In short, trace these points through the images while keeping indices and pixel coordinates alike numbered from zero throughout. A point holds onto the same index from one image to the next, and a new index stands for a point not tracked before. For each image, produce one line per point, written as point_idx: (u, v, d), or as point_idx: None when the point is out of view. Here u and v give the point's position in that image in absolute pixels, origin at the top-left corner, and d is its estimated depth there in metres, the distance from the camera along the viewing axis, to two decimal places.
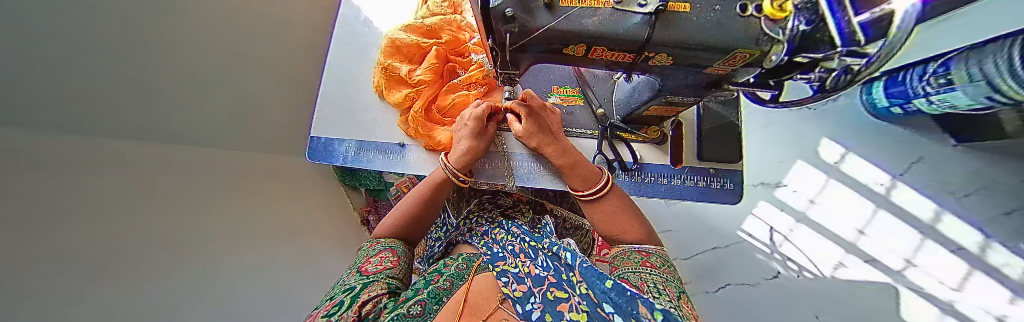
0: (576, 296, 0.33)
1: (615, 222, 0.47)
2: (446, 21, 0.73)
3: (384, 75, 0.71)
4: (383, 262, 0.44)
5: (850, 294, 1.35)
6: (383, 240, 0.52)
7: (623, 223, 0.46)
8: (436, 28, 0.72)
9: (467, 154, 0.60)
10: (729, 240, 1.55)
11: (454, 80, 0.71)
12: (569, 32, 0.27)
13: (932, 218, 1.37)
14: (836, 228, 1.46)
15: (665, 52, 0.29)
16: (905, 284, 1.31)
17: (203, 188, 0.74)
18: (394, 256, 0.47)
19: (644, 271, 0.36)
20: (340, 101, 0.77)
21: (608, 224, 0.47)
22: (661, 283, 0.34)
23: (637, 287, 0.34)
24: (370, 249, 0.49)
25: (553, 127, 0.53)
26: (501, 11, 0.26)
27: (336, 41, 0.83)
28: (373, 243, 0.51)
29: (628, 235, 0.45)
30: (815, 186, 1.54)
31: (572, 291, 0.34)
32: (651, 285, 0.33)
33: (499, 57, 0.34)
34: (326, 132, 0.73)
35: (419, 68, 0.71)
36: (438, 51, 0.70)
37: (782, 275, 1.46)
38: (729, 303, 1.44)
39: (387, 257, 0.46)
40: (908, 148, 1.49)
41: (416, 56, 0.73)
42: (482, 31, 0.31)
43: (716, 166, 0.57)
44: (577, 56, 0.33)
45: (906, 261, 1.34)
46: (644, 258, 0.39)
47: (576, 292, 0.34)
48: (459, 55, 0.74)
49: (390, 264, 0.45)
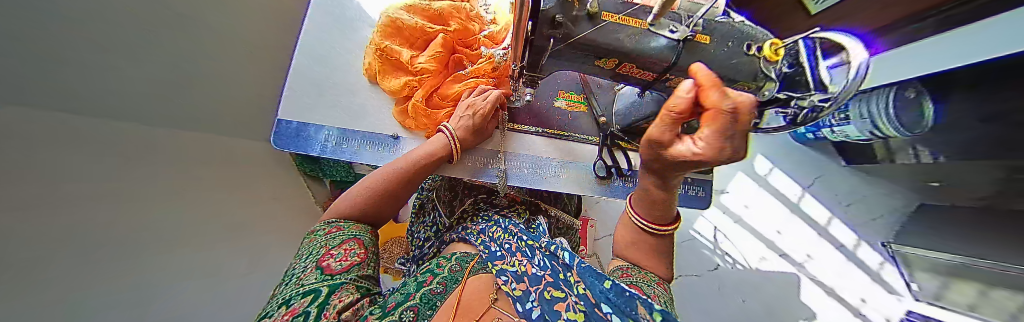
0: (573, 295, 0.30)
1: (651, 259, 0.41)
2: (456, 7, 0.68)
3: (380, 57, 0.66)
4: (350, 256, 0.38)
5: (768, 282, 1.65)
6: (346, 226, 0.44)
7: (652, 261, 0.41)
8: (445, 14, 0.67)
9: (471, 118, 0.59)
10: (682, 237, 1.78)
11: (459, 72, 0.69)
12: (603, 42, 0.29)
13: (826, 222, 1.73)
14: (762, 229, 1.76)
15: (683, 77, 0.32)
16: (805, 274, 1.64)
17: (161, 172, 0.63)
18: (360, 248, 0.41)
19: (656, 287, 0.37)
20: (318, 80, 0.68)
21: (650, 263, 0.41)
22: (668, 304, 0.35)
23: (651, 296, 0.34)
24: (329, 236, 0.41)
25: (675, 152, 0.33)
26: (548, 15, 0.26)
27: (315, 10, 0.73)
28: (333, 228, 0.43)
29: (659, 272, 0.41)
30: (748, 194, 1.83)
31: (569, 291, 0.31)
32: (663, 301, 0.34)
33: (530, 59, 0.35)
34: (300, 115, 0.64)
35: (421, 55, 0.67)
36: (446, 39, 0.66)
37: (721, 268, 1.71)
38: (682, 292, 1.65)
39: (353, 250, 0.40)
40: (817, 166, 1.85)
41: (418, 41, 0.68)
42: (522, 32, 0.30)
43: (694, 176, 0.65)
44: (606, 69, 0.34)
45: (807, 256, 1.68)
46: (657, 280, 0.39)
47: (574, 292, 0.31)
48: (466, 45, 0.71)
49: (358, 259, 0.39)
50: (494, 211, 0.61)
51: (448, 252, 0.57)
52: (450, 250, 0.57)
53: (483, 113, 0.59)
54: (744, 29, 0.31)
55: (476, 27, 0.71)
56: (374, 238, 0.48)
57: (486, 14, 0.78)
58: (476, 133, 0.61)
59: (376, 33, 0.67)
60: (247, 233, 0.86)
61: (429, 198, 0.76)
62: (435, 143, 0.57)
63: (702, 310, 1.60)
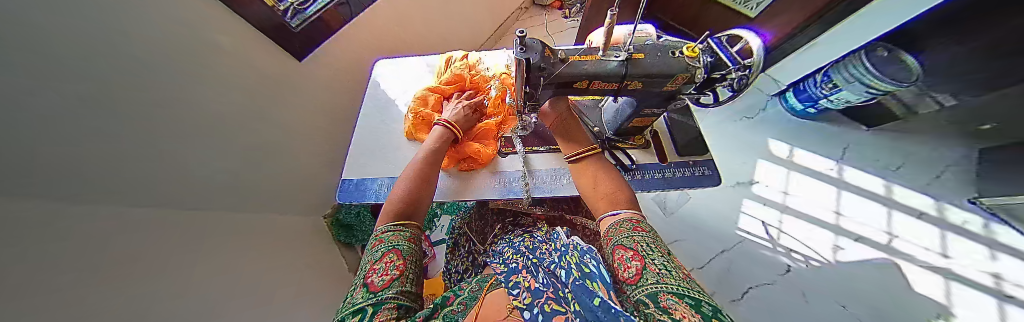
0: (571, 312, 0.32)
1: (603, 197, 0.56)
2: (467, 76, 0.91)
3: (417, 121, 0.86)
4: (389, 271, 0.45)
5: (857, 276, 1.42)
6: (387, 238, 0.53)
7: (611, 198, 0.55)
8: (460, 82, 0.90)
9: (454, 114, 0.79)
10: (732, 240, 1.63)
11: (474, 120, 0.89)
12: (572, 71, 0.44)
13: (886, 191, 1.60)
14: (817, 213, 1.61)
15: (637, 80, 0.46)
16: (900, 256, 1.43)
17: None
18: (398, 260, 0.48)
19: (637, 235, 0.44)
20: (371, 148, 0.89)
21: (598, 200, 0.56)
22: (652, 243, 0.42)
23: (633, 248, 0.41)
24: (374, 250, 0.51)
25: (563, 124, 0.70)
26: (536, 64, 0.42)
27: (369, 100, 1.00)
28: (377, 242, 0.53)
29: (616, 205, 0.53)
30: (782, 179, 1.75)
31: (568, 307, 0.34)
32: (644, 245, 0.41)
33: (531, 94, 0.50)
34: (359, 174, 0.84)
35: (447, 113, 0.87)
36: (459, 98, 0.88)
37: (794, 268, 1.49)
38: (758, 306, 1.44)
39: (392, 263, 0.47)
40: (836, 137, 1.82)
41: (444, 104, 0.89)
42: (520, 83, 0.47)
43: (695, 159, 0.72)
44: (582, 89, 0.49)
45: (889, 233, 1.49)
46: (634, 224, 0.47)
47: (571, 308, 0.33)
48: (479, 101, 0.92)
49: (396, 272, 0.45)
50: (518, 231, 0.68)
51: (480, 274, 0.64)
52: (484, 273, 0.64)
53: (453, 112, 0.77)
54: (667, 44, 0.46)
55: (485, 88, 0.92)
56: (413, 244, 0.53)
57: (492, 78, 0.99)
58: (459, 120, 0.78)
59: (412, 106, 0.89)
60: None
61: (463, 234, 0.86)
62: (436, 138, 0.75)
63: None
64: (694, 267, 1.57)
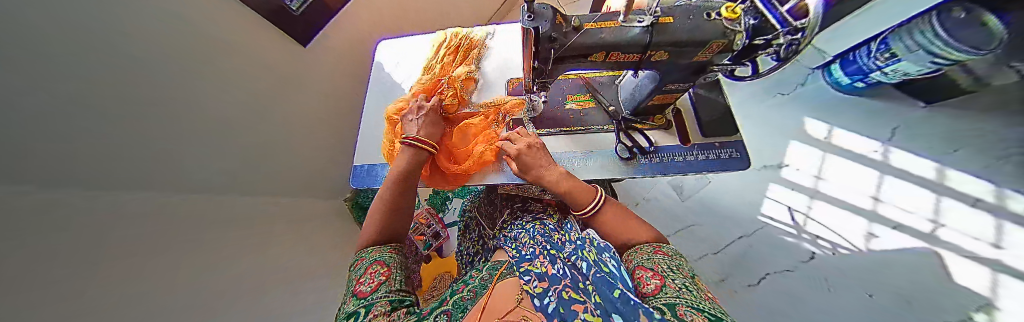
0: (592, 302, 0.31)
1: (626, 230, 0.55)
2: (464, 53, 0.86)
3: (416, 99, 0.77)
4: (375, 278, 0.48)
5: (889, 265, 1.32)
6: (368, 254, 0.56)
7: (633, 230, 0.55)
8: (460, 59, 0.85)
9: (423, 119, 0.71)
10: (753, 226, 1.55)
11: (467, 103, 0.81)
12: (589, 42, 0.39)
13: (938, 176, 1.43)
14: (851, 199, 1.49)
15: (664, 50, 0.40)
16: (942, 246, 1.29)
17: None
18: (383, 268, 0.51)
19: (658, 258, 0.45)
20: (378, 132, 0.89)
21: (621, 233, 0.55)
22: (674, 265, 0.43)
23: (653, 269, 0.43)
24: (358, 268, 0.53)
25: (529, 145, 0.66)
26: (546, 36, 0.37)
27: (374, 82, 0.97)
28: (362, 258, 0.56)
29: (644, 238, 0.52)
30: (815, 162, 1.61)
31: (588, 297, 0.33)
32: (666, 266, 0.42)
33: (541, 69, 0.46)
34: (369, 160, 0.85)
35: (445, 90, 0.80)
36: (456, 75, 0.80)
37: (818, 255, 1.42)
38: (774, 293, 1.40)
39: (377, 272, 0.50)
40: (885, 115, 1.63)
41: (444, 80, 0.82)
42: (529, 58, 0.43)
43: (721, 141, 0.65)
44: (598, 61, 0.44)
45: (933, 222, 1.35)
46: (656, 249, 0.48)
47: (593, 299, 0.32)
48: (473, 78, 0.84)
49: (382, 278, 0.48)
50: (529, 217, 0.69)
51: (491, 259, 0.65)
52: (495, 257, 0.64)
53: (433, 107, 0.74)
54: (701, 4, 0.39)
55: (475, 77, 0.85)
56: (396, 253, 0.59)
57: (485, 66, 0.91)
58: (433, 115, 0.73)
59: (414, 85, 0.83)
60: None
61: (474, 219, 0.87)
62: (406, 154, 0.67)
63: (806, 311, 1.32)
64: (708, 253, 1.54)
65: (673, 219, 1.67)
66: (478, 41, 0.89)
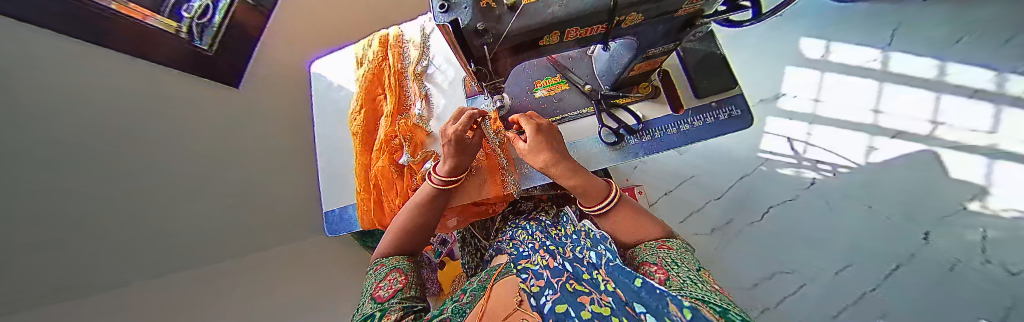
0: (599, 293, 0.27)
1: (633, 229, 0.48)
2: (380, 67, 0.73)
3: (359, 137, 0.69)
4: (394, 284, 0.43)
5: (889, 175, 1.31)
6: (387, 261, 0.51)
7: (642, 228, 0.48)
8: (379, 75, 0.72)
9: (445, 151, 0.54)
10: (752, 165, 1.53)
11: (428, 129, 0.69)
12: (528, 26, 0.28)
13: (938, 74, 1.35)
14: (849, 116, 1.43)
15: (635, 11, 0.29)
16: (941, 145, 1.27)
17: None
18: (401, 275, 0.46)
19: (663, 252, 0.39)
20: (338, 169, 0.78)
21: (627, 232, 0.48)
22: (680, 258, 0.36)
23: (657, 263, 0.36)
24: (376, 273, 0.48)
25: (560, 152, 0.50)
26: (472, 28, 0.27)
27: (317, 111, 0.83)
28: (378, 265, 0.50)
29: (650, 237, 0.46)
30: (812, 86, 1.53)
31: (595, 289, 0.28)
32: (668, 260, 0.36)
33: (483, 71, 0.36)
34: (337, 203, 0.76)
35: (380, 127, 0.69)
36: (391, 96, 0.69)
37: (818, 181, 1.41)
38: (779, 224, 1.41)
39: (395, 278, 0.45)
40: (882, 17, 1.51)
41: (378, 105, 0.71)
42: (463, 60, 0.34)
43: (716, 99, 0.57)
44: (553, 44, 0.34)
45: (931, 123, 1.31)
46: (661, 243, 0.42)
47: (600, 290, 0.28)
48: (405, 93, 0.71)
49: (401, 284, 0.43)
50: (522, 218, 0.64)
51: (494, 266, 0.57)
52: (496, 263, 0.58)
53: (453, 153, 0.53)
54: None
55: (403, 92, 0.71)
56: (413, 263, 0.52)
57: (430, 64, 0.75)
58: (462, 160, 0.55)
59: (354, 109, 0.72)
60: None
61: (467, 230, 0.82)
62: (424, 191, 0.57)
63: (809, 236, 1.35)
64: (709, 200, 1.53)
65: (673, 175, 1.63)
66: (407, 37, 0.76)
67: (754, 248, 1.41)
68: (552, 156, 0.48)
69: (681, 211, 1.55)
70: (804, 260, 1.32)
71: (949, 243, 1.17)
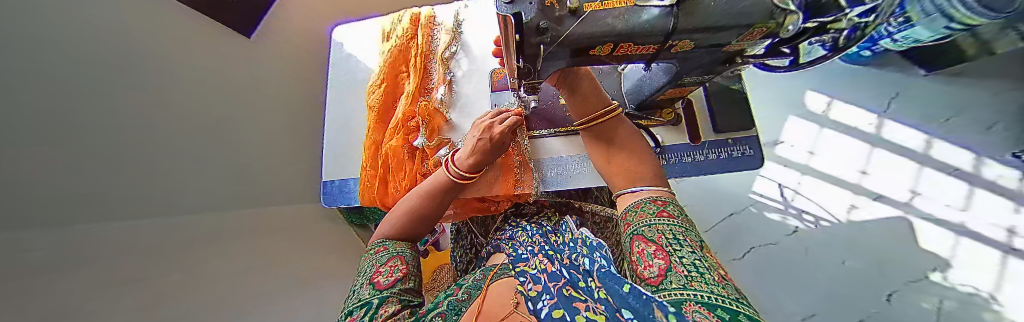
0: (593, 301, 0.26)
1: (620, 172, 0.49)
2: (407, 44, 0.71)
3: (375, 111, 0.68)
4: (394, 272, 0.42)
5: (868, 235, 1.37)
6: (390, 245, 0.50)
7: (627, 174, 0.48)
8: (404, 52, 0.71)
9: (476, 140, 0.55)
10: (742, 204, 1.58)
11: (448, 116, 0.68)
12: (587, 31, 0.27)
13: (925, 148, 1.43)
14: (840, 173, 1.49)
15: (688, 38, 0.29)
16: (916, 214, 1.35)
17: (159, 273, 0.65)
18: (402, 264, 0.45)
19: (663, 223, 0.34)
20: (345, 140, 0.76)
21: (613, 172, 0.51)
22: (682, 234, 0.31)
23: (654, 241, 0.31)
24: (377, 256, 0.47)
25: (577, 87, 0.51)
26: (534, 26, 0.26)
27: (332, 77, 0.81)
28: (380, 248, 0.49)
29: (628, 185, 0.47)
30: (810, 138, 1.59)
31: (590, 297, 0.28)
32: (669, 237, 0.31)
33: (526, 69, 0.36)
34: (339, 175, 0.74)
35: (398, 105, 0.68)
36: (414, 75, 0.68)
37: (801, 229, 1.47)
38: (758, 264, 1.46)
39: (396, 266, 0.44)
40: (884, 85, 1.59)
41: (399, 82, 0.70)
42: (511, 56, 0.33)
43: (733, 136, 0.58)
44: (602, 55, 0.34)
45: (912, 191, 1.38)
46: (660, 208, 0.37)
47: (593, 298, 0.27)
48: (428, 76, 0.70)
49: (401, 273, 0.43)
50: (524, 220, 0.64)
51: (490, 265, 0.58)
52: (494, 262, 0.58)
53: (485, 148, 0.55)
54: None
55: (426, 75, 0.70)
56: (415, 253, 0.51)
57: (458, 51, 0.74)
58: (487, 153, 0.55)
59: (374, 82, 0.70)
60: (273, 302, 0.89)
61: (464, 223, 0.82)
62: (437, 175, 0.57)
63: (784, 280, 1.40)
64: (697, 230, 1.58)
65: None
66: (439, 20, 0.75)
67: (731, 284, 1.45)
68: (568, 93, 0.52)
69: None
70: (774, 303, 1.38)
71: (906, 307, 1.25)
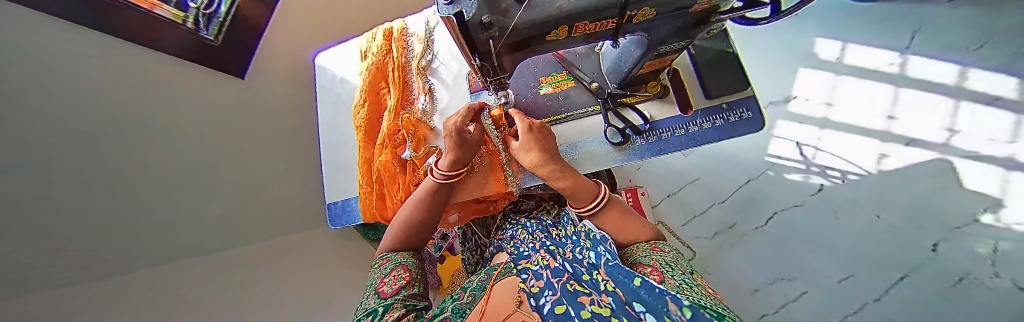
0: (600, 294, 0.26)
1: (627, 228, 0.47)
2: (384, 60, 0.72)
3: (363, 130, 0.69)
4: (398, 280, 0.43)
5: (903, 184, 1.27)
6: (393, 257, 0.51)
7: (633, 228, 0.48)
8: (382, 68, 0.71)
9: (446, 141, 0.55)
10: (759, 169, 1.50)
11: (432, 124, 0.68)
12: (534, 17, 0.26)
13: (959, 81, 1.30)
14: (863, 122, 1.39)
15: (647, 6, 0.27)
16: (956, 154, 1.23)
17: None
18: (405, 272, 0.46)
19: (654, 254, 0.38)
20: (341, 162, 0.78)
21: (621, 231, 0.47)
22: (673, 262, 0.35)
23: (652, 266, 0.34)
24: (382, 267, 0.48)
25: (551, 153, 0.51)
26: (477, 21, 0.26)
27: (321, 103, 0.83)
28: (383, 260, 0.50)
29: (643, 238, 0.46)
30: (825, 89, 1.49)
31: (596, 290, 0.28)
32: (663, 263, 0.34)
33: (488, 65, 0.35)
34: (340, 196, 0.76)
35: (383, 121, 0.68)
36: (395, 89, 0.68)
37: (826, 187, 1.38)
38: (783, 229, 1.39)
39: (399, 274, 0.45)
40: (903, 20, 1.46)
41: (382, 97, 0.71)
42: (468, 54, 0.33)
43: (728, 100, 0.55)
44: (562, 38, 0.32)
45: (948, 130, 1.26)
46: (652, 246, 0.42)
47: (601, 291, 0.27)
48: (408, 87, 0.71)
49: (404, 281, 0.43)
50: (523, 216, 0.64)
51: (495, 264, 0.57)
52: (497, 261, 0.58)
53: (456, 145, 0.54)
54: None
55: (406, 86, 0.70)
56: (418, 261, 0.52)
57: (435, 58, 0.74)
58: (460, 149, 0.55)
59: (358, 102, 0.72)
60: None
61: (468, 226, 0.82)
62: (427, 185, 0.57)
63: (814, 242, 1.33)
64: (713, 203, 1.52)
65: (677, 176, 1.61)
66: (413, 31, 0.75)
67: (755, 253, 1.39)
68: (542, 156, 0.50)
69: (685, 214, 1.54)
70: (806, 268, 1.31)
71: (954, 255, 1.15)
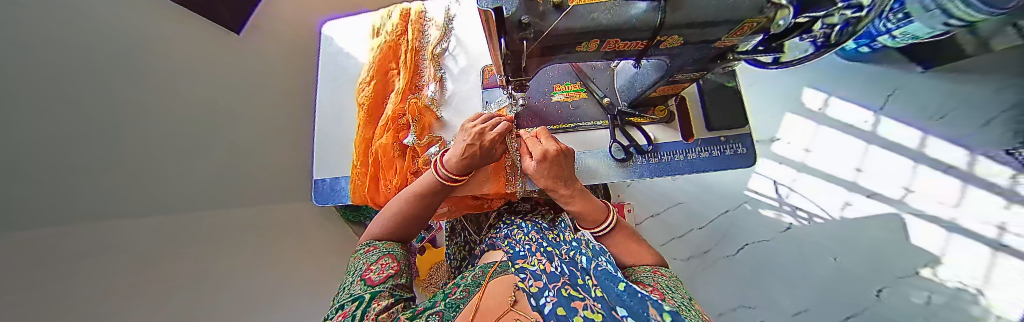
0: (591, 298, 0.27)
1: (632, 249, 0.48)
2: (397, 41, 0.70)
3: (365, 109, 0.67)
4: (385, 269, 0.42)
5: (862, 232, 1.38)
6: (381, 245, 0.49)
7: (636, 249, 0.49)
8: (394, 48, 0.69)
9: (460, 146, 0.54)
10: (738, 201, 1.59)
11: (439, 114, 0.67)
12: (571, 25, 0.26)
13: (919, 145, 1.43)
14: (834, 170, 1.50)
15: (678, 33, 0.28)
16: (906, 209, 1.33)
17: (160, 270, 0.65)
18: (394, 262, 0.45)
19: (654, 277, 0.40)
20: (337, 138, 0.75)
21: (625, 252, 0.48)
22: (674, 285, 0.37)
23: (653, 285, 0.36)
24: (369, 254, 0.47)
25: (567, 176, 0.52)
26: (516, 20, 0.26)
27: (322, 74, 0.79)
28: (371, 247, 0.49)
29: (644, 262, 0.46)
30: (808, 135, 1.59)
31: (587, 294, 0.28)
32: (663, 285, 0.36)
33: (513, 64, 0.35)
34: (330, 173, 0.73)
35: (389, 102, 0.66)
36: (405, 72, 0.67)
37: (794, 226, 1.48)
38: (752, 259, 1.48)
39: (387, 264, 0.44)
40: (879, 83, 1.59)
41: (389, 78, 0.69)
42: (496, 49, 0.33)
43: (726, 134, 0.58)
44: (590, 50, 0.33)
45: (904, 189, 1.38)
46: (654, 269, 0.43)
47: (592, 296, 0.28)
48: (419, 72, 0.69)
49: (393, 270, 0.42)
50: (517, 217, 0.64)
51: (485, 262, 0.57)
52: (489, 259, 0.57)
53: (476, 153, 0.53)
54: None
55: (417, 71, 0.69)
56: (406, 252, 0.51)
57: (449, 47, 0.73)
58: (474, 159, 0.54)
59: (363, 80, 0.69)
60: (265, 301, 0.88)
61: (458, 221, 0.81)
62: (428, 176, 0.55)
63: (777, 275, 1.42)
64: (691, 228, 1.58)
65: (662, 197, 1.66)
66: (431, 16, 0.74)
67: (724, 279, 1.47)
68: (557, 182, 0.51)
69: (665, 235, 1.60)
70: (769, 298, 1.39)
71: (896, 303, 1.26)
